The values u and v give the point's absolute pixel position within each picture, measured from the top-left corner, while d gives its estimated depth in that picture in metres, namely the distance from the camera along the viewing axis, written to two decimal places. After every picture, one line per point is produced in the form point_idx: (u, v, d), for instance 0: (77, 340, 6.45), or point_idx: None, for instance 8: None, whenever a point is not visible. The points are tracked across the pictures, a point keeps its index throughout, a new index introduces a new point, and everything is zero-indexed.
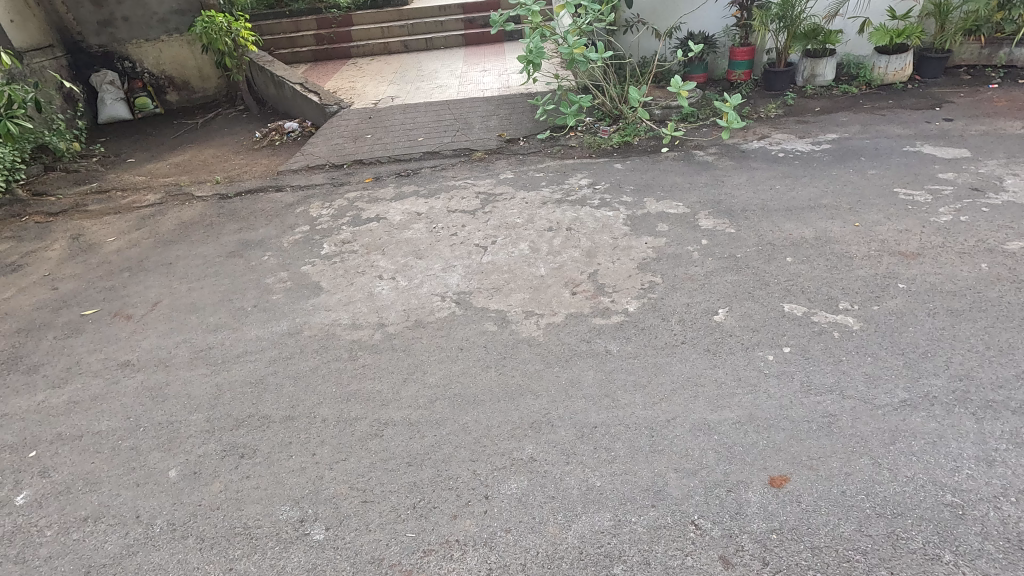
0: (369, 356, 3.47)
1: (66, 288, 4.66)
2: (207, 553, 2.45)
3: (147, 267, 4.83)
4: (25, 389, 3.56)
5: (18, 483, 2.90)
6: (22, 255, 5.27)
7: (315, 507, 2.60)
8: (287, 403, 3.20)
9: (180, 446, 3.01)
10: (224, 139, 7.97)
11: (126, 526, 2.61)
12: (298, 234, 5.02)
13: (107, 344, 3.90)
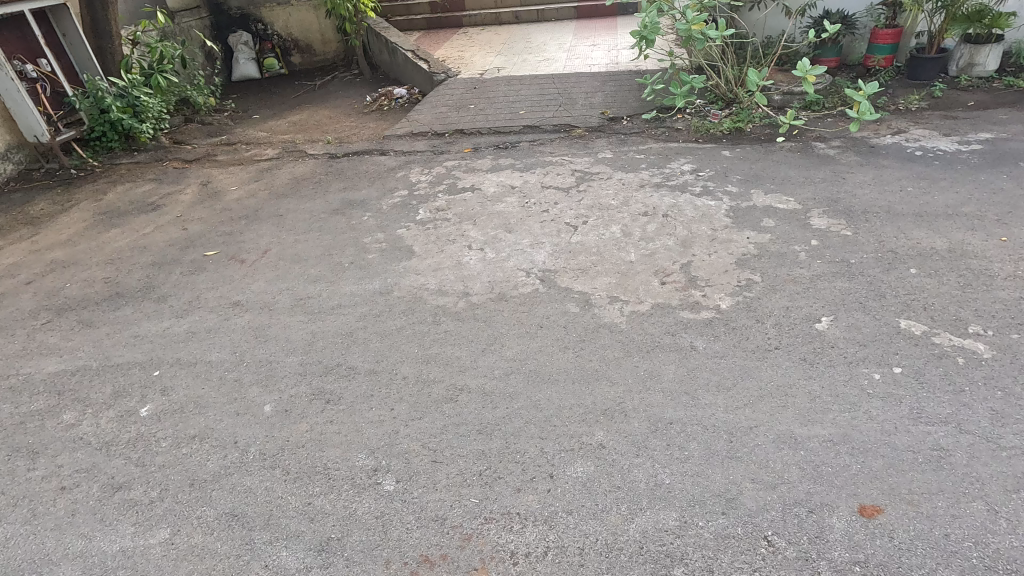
0: (452, 323, 3.57)
1: (194, 229, 5.17)
2: (290, 485, 2.67)
3: (261, 217, 5.24)
4: (154, 316, 4.02)
5: (144, 397, 3.31)
6: (161, 197, 5.90)
7: (389, 459, 2.73)
8: (372, 358, 3.38)
9: (276, 384, 3.28)
10: (338, 101, 8.40)
11: (225, 449, 2.90)
12: (397, 197, 5.22)
13: (222, 283, 4.30)
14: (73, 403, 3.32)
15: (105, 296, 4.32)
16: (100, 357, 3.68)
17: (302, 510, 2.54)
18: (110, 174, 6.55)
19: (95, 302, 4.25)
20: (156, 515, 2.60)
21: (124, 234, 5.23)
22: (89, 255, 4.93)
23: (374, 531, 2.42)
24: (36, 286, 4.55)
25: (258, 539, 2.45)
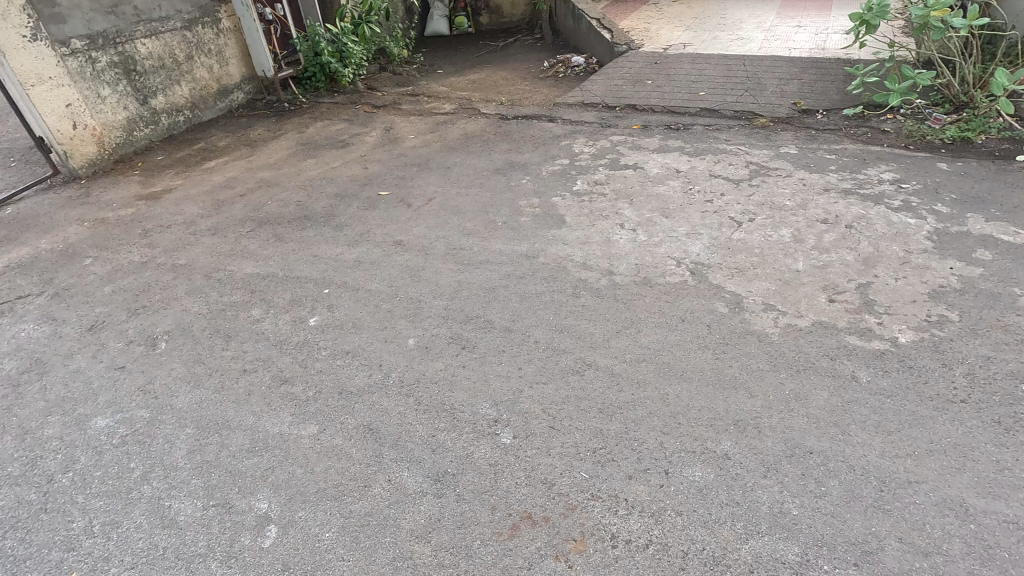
0: (590, 298, 3.56)
1: (373, 170, 5.70)
2: (420, 415, 2.91)
3: (431, 166, 5.61)
4: (331, 241, 4.55)
5: (313, 309, 3.79)
6: (351, 136, 6.57)
7: (510, 415, 2.85)
8: (509, 316, 3.51)
9: (421, 321, 3.55)
10: (517, 64, 8.58)
11: (371, 369, 3.23)
12: (557, 165, 5.26)
13: (389, 222, 4.71)
14: (260, 303, 3.91)
15: (295, 216, 4.97)
16: (285, 268, 4.26)
17: (426, 440, 2.77)
18: (314, 110, 7.42)
19: (287, 221, 4.92)
20: (310, 411, 3.00)
21: (317, 165, 5.93)
22: (288, 179, 5.68)
23: (486, 476, 2.56)
24: (247, 199, 5.37)
25: (386, 454, 2.72)
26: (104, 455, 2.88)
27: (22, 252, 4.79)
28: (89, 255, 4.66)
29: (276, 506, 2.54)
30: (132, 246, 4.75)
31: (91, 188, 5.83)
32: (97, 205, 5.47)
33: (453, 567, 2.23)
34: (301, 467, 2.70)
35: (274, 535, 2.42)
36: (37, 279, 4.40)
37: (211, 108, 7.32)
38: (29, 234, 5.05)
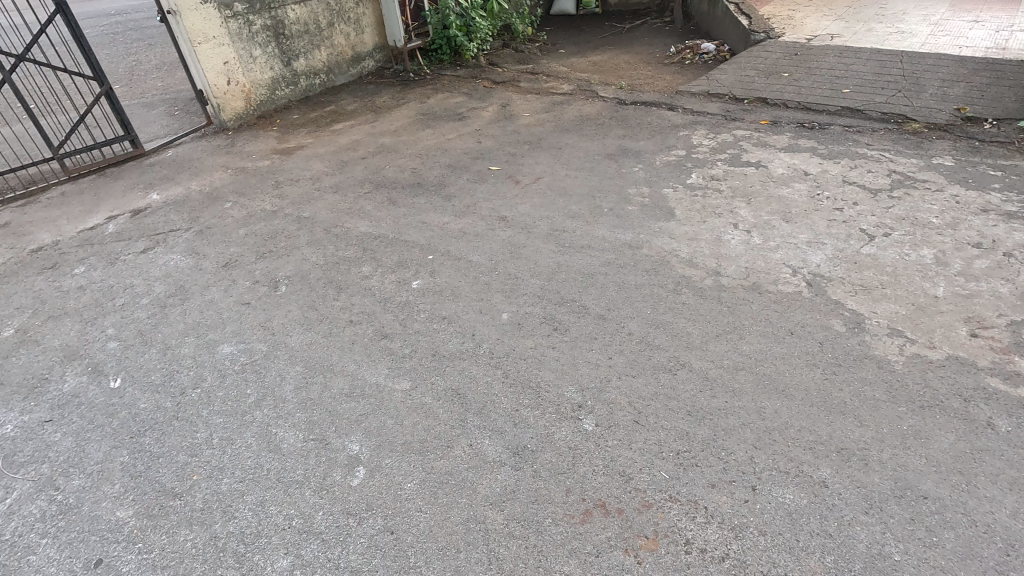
0: (692, 297, 3.42)
1: (486, 144, 5.81)
2: (506, 388, 2.97)
3: (542, 146, 5.61)
4: (439, 209, 4.72)
5: (417, 272, 3.97)
6: (468, 110, 6.72)
7: (595, 402, 2.84)
8: (605, 304, 3.46)
9: (516, 298, 3.61)
10: (642, 47, 8.30)
11: (464, 336, 3.34)
12: (672, 155, 5.06)
13: (496, 197, 4.80)
14: (370, 261, 4.15)
15: (409, 183, 5.20)
16: (395, 231, 4.49)
17: (509, 413, 2.83)
18: (436, 82, 7.67)
19: (402, 186, 5.16)
20: (404, 368, 3.17)
21: (434, 135, 6.14)
22: (406, 147, 5.94)
23: (564, 458, 2.58)
24: (367, 162, 5.69)
25: (470, 420, 2.81)
26: (226, 379, 3.23)
27: (177, 191, 5.42)
28: (230, 200, 5.18)
29: (366, 449, 2.72)
30: (265, 195, 5.21)
31: (236, 139, 6.45)
32: (240, 155, 6.04)
33: (522, 539, 2.28)
34: (391, 419, 2.87)
35: (362, 475, 2.61)
36: (186, 216, 4.97)
37: (344, 73, 7.79)
38: (184, 176, 5.70)
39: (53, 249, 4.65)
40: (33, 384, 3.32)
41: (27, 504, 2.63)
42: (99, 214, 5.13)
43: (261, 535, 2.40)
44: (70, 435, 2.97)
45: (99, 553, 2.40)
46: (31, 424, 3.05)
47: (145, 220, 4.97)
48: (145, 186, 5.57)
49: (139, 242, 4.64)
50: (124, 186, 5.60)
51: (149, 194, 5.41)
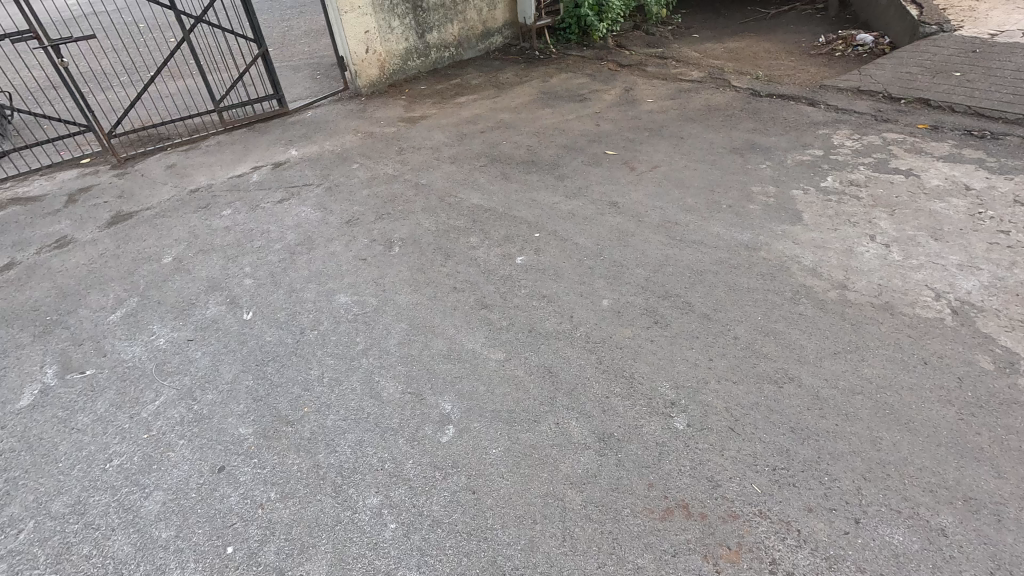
0: (811, 308, 3.18)
1: (604, 127, 5.71)
2: (598, 374, 2.96)
3: (663, 134, 5.42)
4: (551, 189, 4.73)
5: (522, 249, 4.03)
6: (590, 91, 6.62)
7: (689, 402, 2.75)
8: (712, 303, 3.32)
9: (619, 286, 3.55)
10: (786, 36, 7.68)
11: (562, 317, 3.36)
12: (807, 155, 4.68)
13: (609, 182, 4.72)
14: (478, 232, 4.27)
15: (524, 160, 5.25)
16: (505, 206, 4.57)
17: (599, 399, 2.82)
18: (561, 62, 7.63)
19: (516, 162, 5.22)
20: (501, 339, 3.26)
21: (553, 115, 6.13)
22: (525, 124, 5.99)
23: (651, 453, 2.54)
24: (486, 136, 5.81)
25: (559, 399, 2.84)
26: (340, 325, 3.50)
27: (313, 149, 5.88)
28: (357, 162, 5.54)
29: (458, 410, 2.85)
30: (389, 160, 5.51)
31: (368, 105, 6.85)
32: (370, 120, 6.42)
33: (599, 524, 2.29)
34: (484, 386, 2.97)
35: (451, 434, 2.73)
36: (318, 173, 5.39)
37: (472, 48, 7.96)
38: (320, 136, 6.16)
39: (208, 192, 5.25)
40: (183, 306, 3.80)
41: (170, 408, 3.04)
42: (247, 164, 5.70)
43: (356, 471, 2.60)
44: (208, 355, 3.37)
45: (222, 461, 2.73)
46: (179, 341, 3.51)
47: (283, 173, 5.45)
48: (287, 142, 6.10)
49: (277, 193, 5.11)
50: (269, 140, 6.17)
51: (289, 150, 5.92)
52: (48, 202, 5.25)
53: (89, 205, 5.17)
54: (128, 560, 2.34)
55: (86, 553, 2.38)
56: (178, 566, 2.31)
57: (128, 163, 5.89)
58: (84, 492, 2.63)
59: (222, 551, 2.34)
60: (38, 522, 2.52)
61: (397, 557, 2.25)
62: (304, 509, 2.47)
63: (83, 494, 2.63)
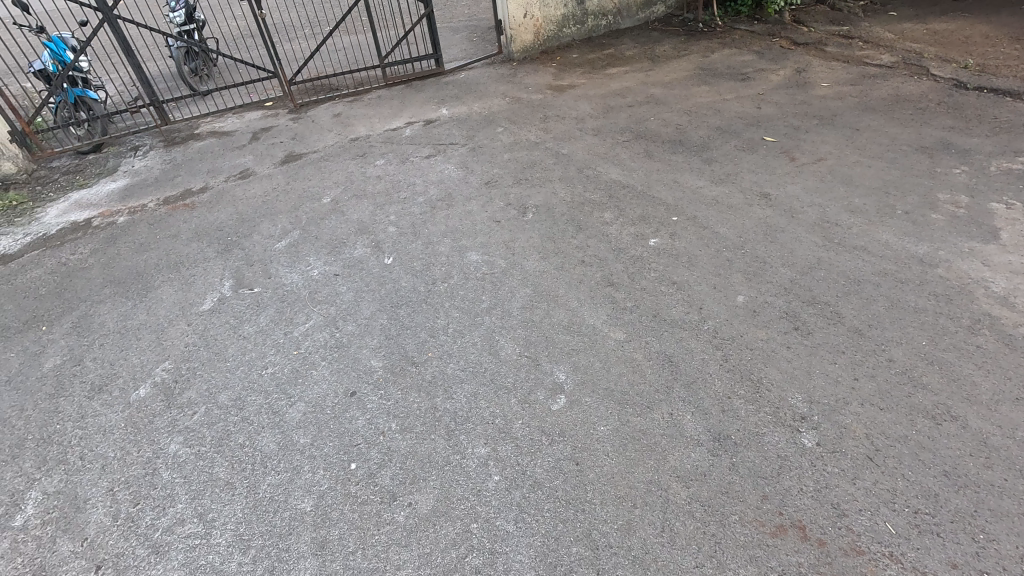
0: (992, 343, 2.76)
1: (766, 111, 5.25)
2: (723, 372, 2.81)
3: (835, 124, 4.87)
4: (696, 172, 4.48)
5: (656, 230, 3.89)
6: (755, 70, 6.10)
7: (822, 419, 2.53)
8: (865, 318, 2.99)
9: (759, 283, 3.32)
10: (1012, 18, 6.46)
11: (691, 307, 3.22)
12: (1018, 163, 3.97)
13: (763, 172, 4.37)
14: (613, 208, 4.19)
15: (671, 138, 5.02)
16: (645, 184, 4.42)
17: (720, 397, 2.69)
18: (726, 36, 7.11)
19: (662, 140, 5.01)
20: (623, 319, 3.21)
21: (709, 93, 5.76)
22: (677, 101, 5.69)
23: (770, 465, 2.38)
24: (633, 110, 5.62)
25: (676, 390, 2.75)
26: (468, 282, 3.66)
27: (462, 110, 6.08)
28: (502, 126, 5.65)
29: (571, 382, 2.88)
30: (532, 127, 5.55)
31: (519, 70, 6.91)
32: (519, 85, 6.49)
33: (702, 523, 2.21)
34: (600, 362, 2.96)
35: (562, 403, 2.77)
36: (465, 133, 5.58)
37: (631, 17, 7.68)
38: (470, 97, 6.36)
39: (365, 141, 5.67)
40: (335, 244, 4.20)
41: (317, 332, 3.41)
42: (401, 119, 6.06)
43: (469, 420, 2.75)
44: (351, 291, 3.71)
45: (354, 386, 3.02)
46: (329, 274, 3.90)
47: (432, 131, 5.73)
48: (439, 101, 6.38)
49: (425, 149, 5.38)
50: (423, 98, 6.49)
51: (441, 109, 6.18)
52: (237, 138, 6.01)
53: (268, 143, 5.83)
54: (272, 455, 2.70)
55: (241, 442, 2.78)
56: (310, 470, 2.62)
57: (302, 109, 6.54)
58: (244, 391, 3.07)
59: (346, 465, 2.62)
60: (208, 408, 2.99)
61: (497, 508, 2.37)
62: (419, 444, 2.67)
63: (242, 392, 3.06)
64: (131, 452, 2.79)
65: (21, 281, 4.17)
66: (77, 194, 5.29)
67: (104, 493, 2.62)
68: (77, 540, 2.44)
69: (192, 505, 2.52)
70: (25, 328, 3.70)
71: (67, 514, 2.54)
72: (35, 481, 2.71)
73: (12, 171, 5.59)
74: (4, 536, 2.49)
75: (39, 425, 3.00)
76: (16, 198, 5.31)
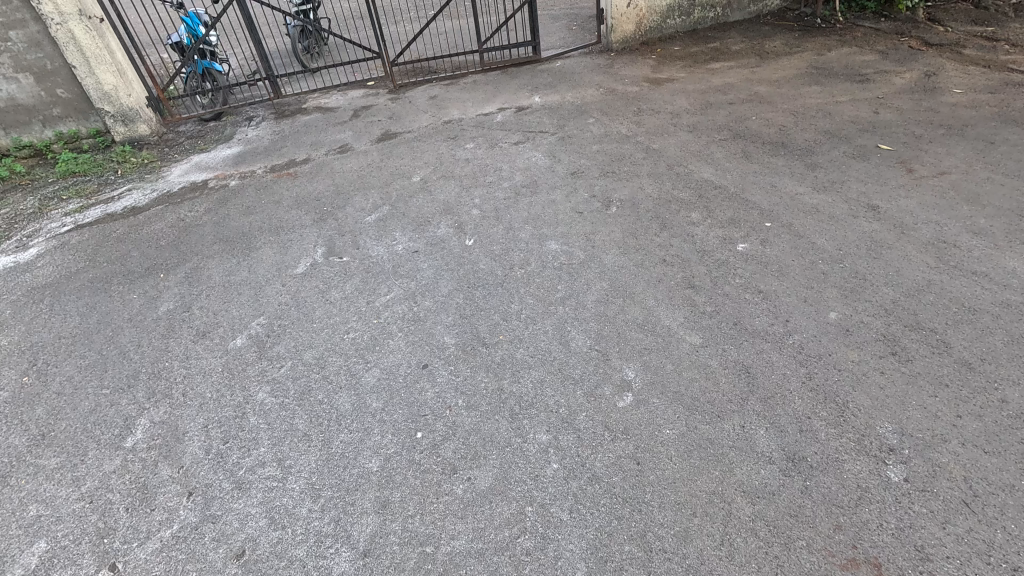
0: None
1: (885, 116, 4.84)
2: (805, 390, 2.65)
3: (965, 135, 4.41)
4: (797, 177, 4.22)
5: (747, 235, 3.71)
6: (876, 71, 5.63)
7: (914, 454, 2.34)
8: (977, 352, 2.72)
9: (856, 301, 3.09)
10: None
11: (776, 318, 3.06)
12: None
13: (873, 182, 4.03)
14: (702, 209, 4.04)
15: (772, 140, 4.74)
16: (738, 186, 4.22)
17: (799, 417, 2.54)
18: (847, 34, 6.61)
19: (763, 141, 4.74)
20: (702, 324, 3.10)
21: (821, 94, 5.37)
22: (783, 100, 5.36)
23: (848, 494, 2.23)
24: (734, 108, 5.36)
25: (751, 403, 2.63)
26: (545, 270, 3.68)
27: (555, 99, 6.06)
28: (594, 116, 5.57)
29: (640, 381, 2.83)
30: (625, 119, 5.44)
31: (616, 60, 6.77)
32: (615, 77, 6.36)
33: (765, 543, 2.12)
34: (672, 365, 2.89)
35: (628, 401, 2.73)
36: (555, 122, 5.57)
37: (742, 10, 7.31)
38: (563, 86, 6.32)
39: (458, 125, 5.80)
40: (421, 222, 4.34)
41: (396, 304, 3.56)
42: (494, 105, 6.13)
43: (533, 406, 2.78)
44: (432, 268, 3.84)
45: (427, 360, 3.13)
46: (413, 250, 4.05)
47: (524, 118, 5.75)
48: (532, 88, 6.38)
49: (515, 136, 5.43)
50: (518, 85, 6.53)
51: (534, 96, 6.19)
52: (339, 114, 6.33)
53: (367, 121, 6.11)
54: (346, 415, 2.87)
55: (320, 399, 2.98)
56: (379, 433, 2.76)
57: (401, 90, 6.77)
58: (326, 351, 3.27)
59: (413, 433, 2.73)
60: (294, 363, 3.22)
61: (553, 495, 2.39)
62: (483, 423, 2.74)
63: (325, 352, 3.27)
64: (225, 395, 3.06)
65: (146, 231, 4.65)
66: (198, 158, 5.81)
67: (200, 428, 2.90)
68: (175, 467, 2.72)
69: (273, 450, 2.73)
70: (146, 274, 4.13)
71: (168, 442, 2.84)
72: (144, 410, 3.04)
73: (146, 133, 6.23)
74: (117, 454, 2.82)
75: (151, 361, 3.35)
76: (147, 157, 5.91)
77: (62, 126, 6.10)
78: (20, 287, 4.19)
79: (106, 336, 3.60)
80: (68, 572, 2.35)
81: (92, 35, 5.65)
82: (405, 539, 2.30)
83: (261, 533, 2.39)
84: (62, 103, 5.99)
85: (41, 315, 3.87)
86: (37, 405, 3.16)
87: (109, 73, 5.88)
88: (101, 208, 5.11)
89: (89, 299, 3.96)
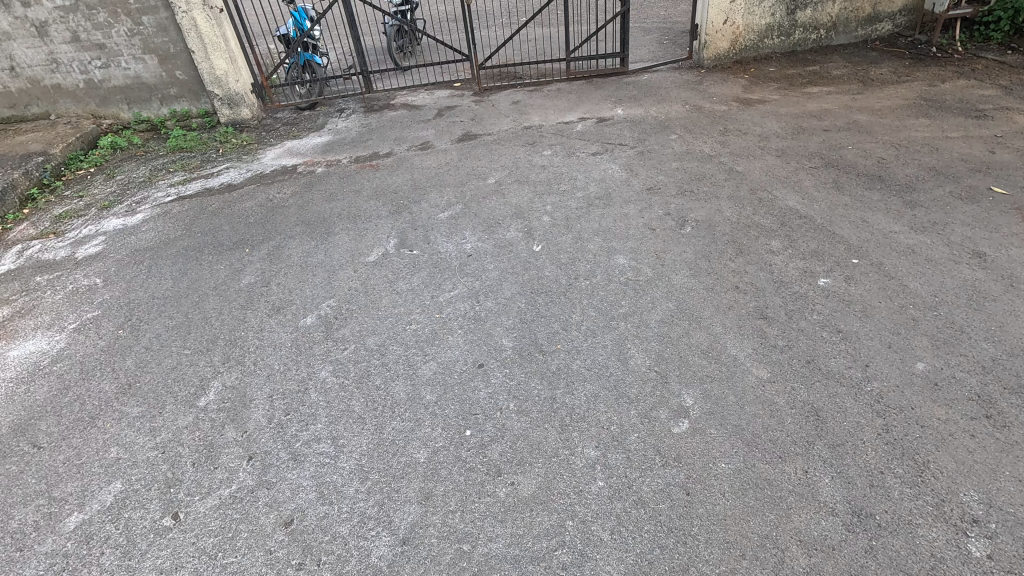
0: None
1: (1001, 157, 4.44)
2: (879, 443, 2.46)
3: None
4: (892, 214, 3.94)
5: (831, 270, 3.50)
6: (996, 108, 5.18)
7: (1001, 531, 2.11)
8: None
9: (949, 354, 2.84)
10: None
11: (855, 362, 2.86)
12: None
13: (980, 227, 3.70)
14: (783, 237, 3.85)
15: (868, 172, 4.46)
16: (826, 218, 3.99)
17: (871, 470, 2.36)
18: (965, 65, 6.14)
19: (857, 173, 4.46)
20: (771, 357, 2.95)
21: (929, 127, 4.99)
22: (885, 131, 5.02)
23: (919, 562, 2.05)
24: (829, 135, 5.08)
25: (818, 448, 2.48)
26: (611, 284, 3.62)
27: (638, 112, 5.97)
28: (677, 133, 5.45)
29: (699, 409, 2.72)
30: (709, 138, 5.28)
31: (706, 77, 6.59)
32: (704, 94, 6.19)
33: None
34: (735, 397, 2.76)
35: (684, 428, 2.64)
36: (636, 136, 5.48)
37: (848, 33, 6.95)
38: (648, 100, 6.22)
39: (537, 131, 5.83)
40: (491, 223, 4.40)
41: (459, 301, 3.62)
42: (576, 113, 6.12)
43: (584, 420, 2.74)
44: (497, 270, 3.88)
45: (483, 360, 3.16)
46: (480, 250, 4.10)
47: (604, 129, 5.71)
48: (616, 100, 6.33)
49: (593, 146, 5.39)
50: (602, 95, 6.48)
51: (617, 108, 6.13)
52: (424, 112, 6.53)
53: (449, 121, 6.26)
54: (400, 403, 2.94)
55: (378, 384, 3.07)
56: (430, 425, 2.81)
57: (486, 93, 6.90)
58: (387, 340, 3.37)
59: (462, 430, 2.77)
60: (357, 347, 3.34)
61: (596, 513, 2.34)
62: (533, 430, 2.72)
63: (386, 340, 3.37)
64: (291, 369, 3.22)
65: (238, 208, 4.98)
66: (291, 143, 6.16)
67: (265, 398, 3.06)
68: (240, 431, 2.88)
69: (329, 428, 2.84)
70: (234, 247, 4.42)
71: (236, 407, 3.02)
72: (218, 373, 3.25)
73: (248, 117, 6.67)
74: (191, 411, 3.03)
75: (230, 328, 3.58)
76: (246, 140, 6.33)
77: (176, 105, 6.66)
78: (125, 248, 4.60)
79: (193, 300, 3.88)
80: (137, 514, 2.54)
81: (212, 24, 6.11)
82: (444, 533, 2.33)
83: (309, 505, 2.50)
84: (179, 84, 6.53)
85: (140, 275, 4.22)
86: (127, 356, 3.46)
87: (222, 60, 6.33)
88: (201, 182, 5.53)
89: (182, 265, 4.28)
